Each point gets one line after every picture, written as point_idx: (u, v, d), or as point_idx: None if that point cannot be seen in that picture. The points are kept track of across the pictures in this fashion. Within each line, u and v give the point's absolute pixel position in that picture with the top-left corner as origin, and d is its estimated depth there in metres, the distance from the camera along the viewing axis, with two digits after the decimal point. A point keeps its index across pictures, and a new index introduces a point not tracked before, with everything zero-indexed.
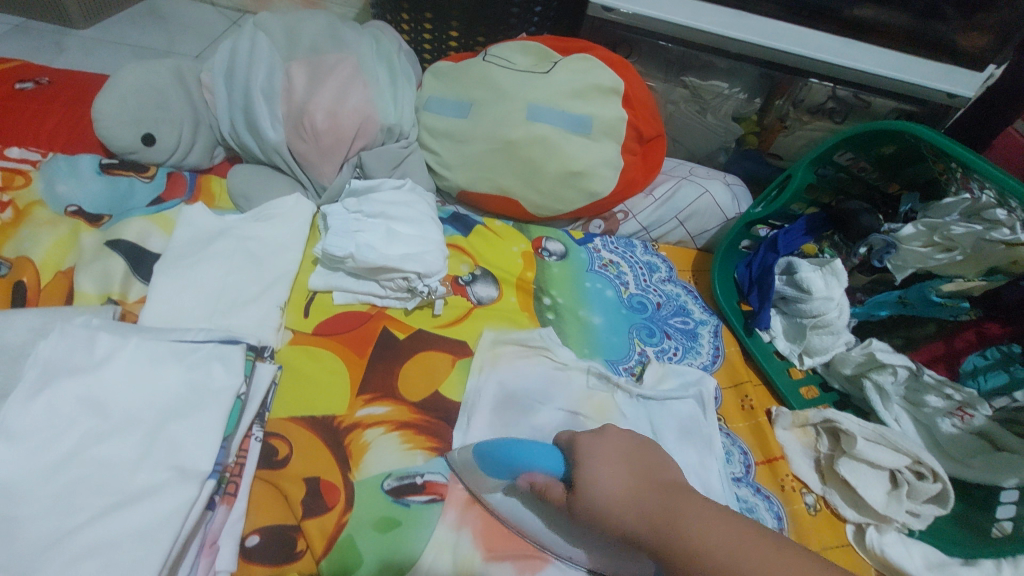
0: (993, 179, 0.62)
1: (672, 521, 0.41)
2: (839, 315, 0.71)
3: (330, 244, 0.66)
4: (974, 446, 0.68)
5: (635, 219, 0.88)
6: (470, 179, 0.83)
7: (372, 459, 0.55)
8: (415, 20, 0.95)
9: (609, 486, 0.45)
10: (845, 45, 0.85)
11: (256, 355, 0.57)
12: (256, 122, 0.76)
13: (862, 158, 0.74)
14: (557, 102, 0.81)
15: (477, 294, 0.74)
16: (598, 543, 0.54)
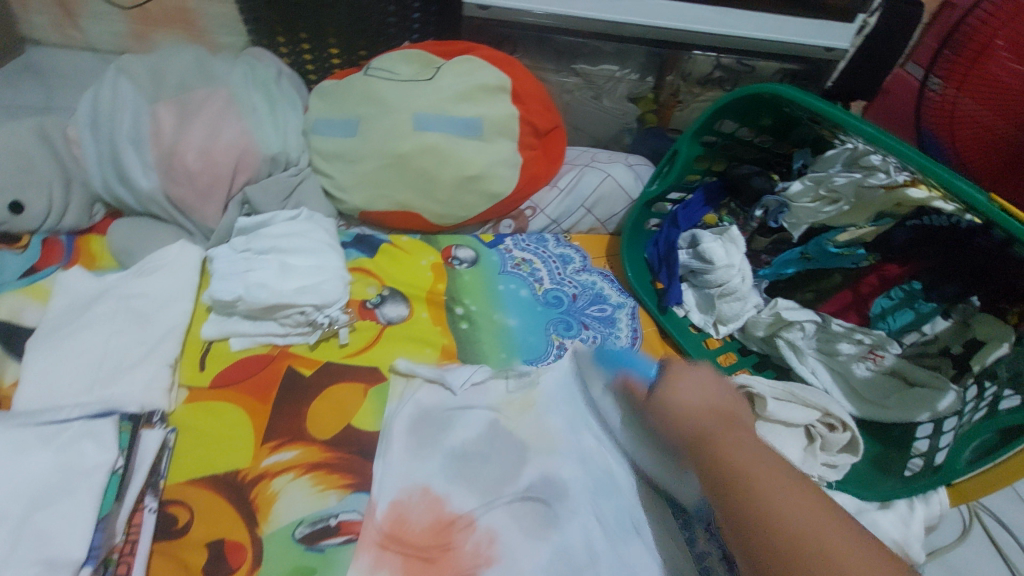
0: (869, 138, 0.59)
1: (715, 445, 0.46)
2: (743, 281, 0.73)
3: (217, 290, 0.64)
4: (887, 386, 0.70)
5: (543, 213, 0.87)
6: (366, 199, 0.80)
7: (282, 509, 0.53)
8: (292, 42, 0.91)
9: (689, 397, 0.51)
10: (721, 15, 0.86)
11: (136, 422, 0.55)
12: (126, 172, 0.71)
13: (742, 123, 0.74)
14: (442, 107, 0.79)
15: (388, 317, 0.72)
16: (529, 546, 0.54)
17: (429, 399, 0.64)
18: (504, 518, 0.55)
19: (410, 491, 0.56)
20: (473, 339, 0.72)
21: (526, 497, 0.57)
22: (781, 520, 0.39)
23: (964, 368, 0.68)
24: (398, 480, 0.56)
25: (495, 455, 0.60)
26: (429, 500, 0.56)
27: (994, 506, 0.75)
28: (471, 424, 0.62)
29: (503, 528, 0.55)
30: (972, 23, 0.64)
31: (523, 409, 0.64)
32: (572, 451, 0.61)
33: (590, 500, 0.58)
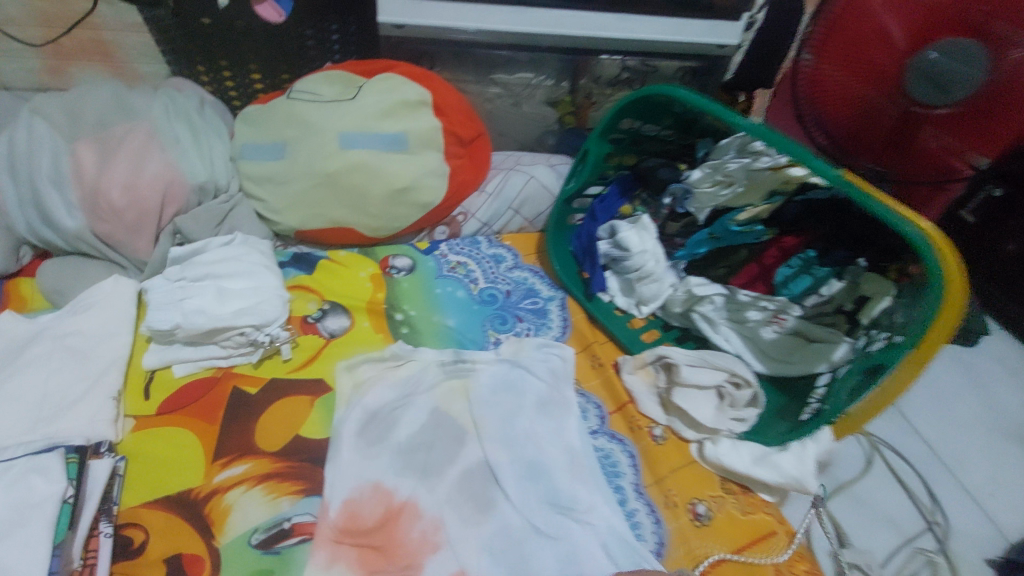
0: (754, 133, 0.64)
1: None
2: (656, 263, 0.80)
3: (153, 320, 0.65)
4: (791, 345, 0.78)
5: (474, 218, 0.92)
6: (300, 218, 0.83)
7: (237, 520, 0.56)
8: (213, 70, 0.93)
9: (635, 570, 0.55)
10: (619, 20, 0.92)
11: (82, 454, 0.57)
12: (50, 214, 0.73)
13: (643, 120, 0.80)
14: (366, 125, 0.82)
15: (330, 329, 0.75)
16: (469, 526, 0.59)
17: (373, 403, 0.67)
18: (445, 504, 0.60)
19: (361, 489, 0.60)
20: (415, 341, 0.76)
21: (469, 481, 0.62)
22: None
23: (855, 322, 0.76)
24: (348, 483, 0.60)
25: (439, 445, 0.64)
26: (379, 496, 0.59)
27: (893, 443, 0.85)
28: (416, 419, 0.66)
29: (448, 512, 0.59)
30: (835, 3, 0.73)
31: (463, 400, 0.69)
32: (509, 434, 0.66)
33: (530, 473, 0.63)
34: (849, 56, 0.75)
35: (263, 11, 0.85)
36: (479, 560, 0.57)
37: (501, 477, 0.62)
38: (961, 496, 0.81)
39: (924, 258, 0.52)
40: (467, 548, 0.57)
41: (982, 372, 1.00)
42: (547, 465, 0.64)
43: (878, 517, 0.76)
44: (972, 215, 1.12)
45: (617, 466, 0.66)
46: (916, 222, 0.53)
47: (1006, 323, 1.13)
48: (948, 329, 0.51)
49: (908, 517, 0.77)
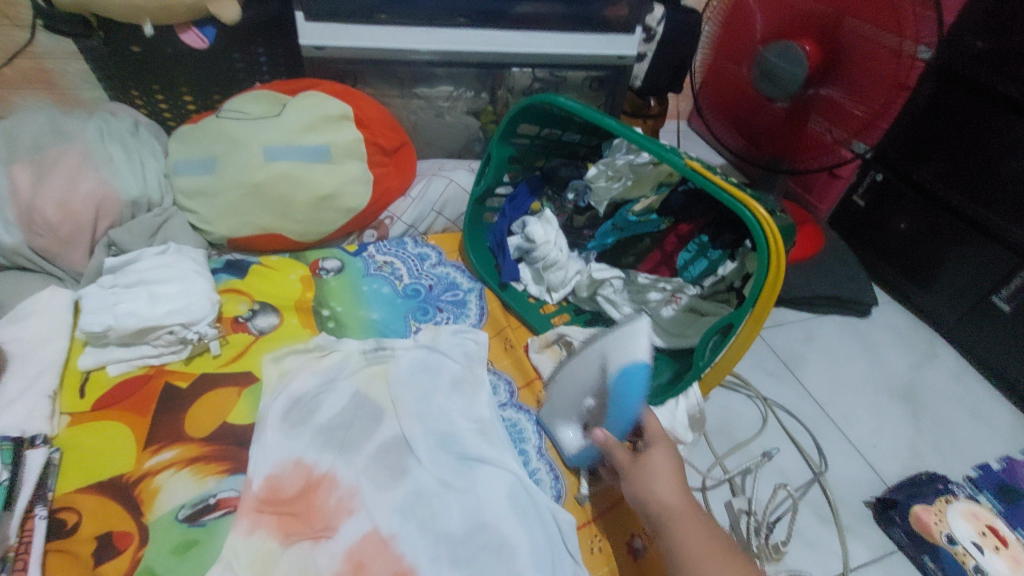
0: (623, 134, 0.73)
1: (682, 503, 0.55)
2: (560, 252, 0.89)
3: (86, 323, 0.71)
4: (685, 319, 0.86)
5: (400, 221, 0.99)
6: (231, 227, 0.89)
7: (164, 499, 0.62)
8: (146, 94, 0.98)
9: (659, 460, 0.59)
10: (525, 37, 1.02)
11: (19, 443, 0.62)
12: None
13: (539, 125, 0.89)
14: (289, 139, 0.88)
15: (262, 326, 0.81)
16: (382, 492, 0.64)
17: (298, 391, 0.72)
18: (361, 475, 0.65)
19: (283, 466, 0.65)
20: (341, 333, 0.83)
21: (384, 453, 0.68)
22: (692, 539, 0.52)
23: (744, 298, 0.82)
24: (270, 462, 0.65)
25: (358, 424, 0.70)
26: (300, 471, 0.65)
27: (786, 404, 0.94)
28: (337, 402, 0.72)
29: (364, 481, 0.65)
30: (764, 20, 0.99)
31: (381, 383, 0.75)
32: (423, 410, 0.72)
33: (441, 443, 0.69)
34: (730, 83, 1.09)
35: (187, 38, 0.90)
36: (390, 520, 0.62)
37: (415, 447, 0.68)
38: (847, 447, 0.89)
39: (755, 238, 0.61)
40: (380, 512, 0.63)
41: (874, 338, 1.10)
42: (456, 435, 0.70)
43: (772, 470, 0.83)
44: (862, 199, 1.26)
45: (522, 433, 0.74)
46: (752, 207, 0.62)
47: (901, 297, 1.22)
48: (773, 287, 0.60)
49: (798, 467, 0.84)
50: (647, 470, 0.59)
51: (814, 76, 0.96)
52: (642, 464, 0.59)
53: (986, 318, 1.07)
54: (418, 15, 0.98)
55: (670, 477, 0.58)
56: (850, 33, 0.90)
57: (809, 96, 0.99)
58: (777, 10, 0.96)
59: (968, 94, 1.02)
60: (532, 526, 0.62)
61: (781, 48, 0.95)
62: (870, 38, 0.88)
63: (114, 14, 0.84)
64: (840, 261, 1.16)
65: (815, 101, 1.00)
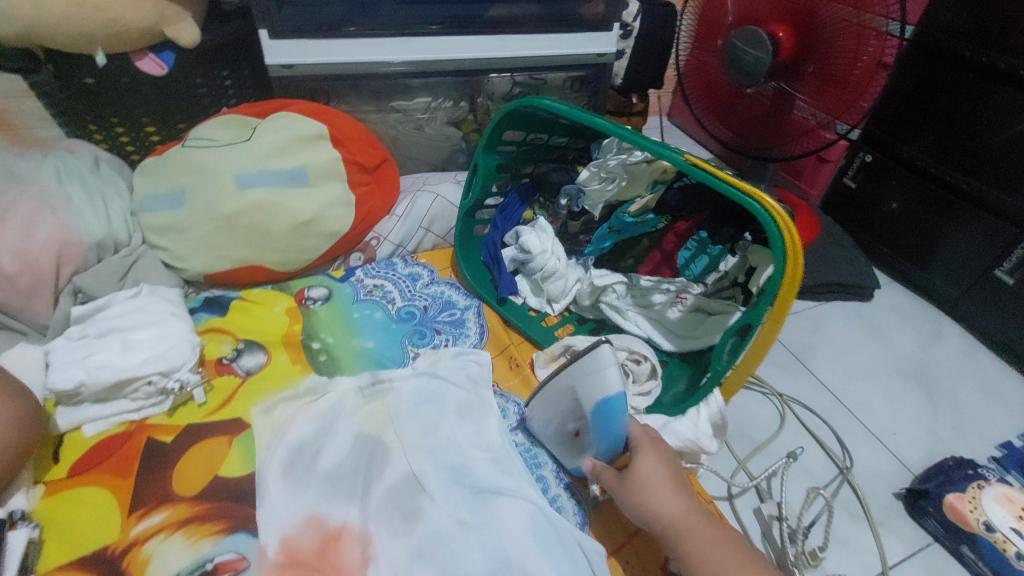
0: (614, 133, 0.70)
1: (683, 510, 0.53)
2: (558, 261, 0.86)
3: (54, 381, 0.65)
4: (694, 320, 0.82)
5: (387, 241, 0.95)
6: (206, 262, 0.83)
7: (156, 569, 0.56)
8: (105, 128, 0.92)
9: (649, 467, 0.57)
10: (501, 41, 0.98)
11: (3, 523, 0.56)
12: None
13: (525, 131, 0.86)
14: (262, 164, 0.83)
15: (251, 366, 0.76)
16: (400, 539, 0.59)
17: (295, 437, 0.67)
18: (377, 523, 0.60)
19: (292, 525, 0.60)
20: (335, 367, 0.78)
21: (396, 494, 0.63)
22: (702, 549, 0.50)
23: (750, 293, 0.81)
24: (277, 523, 0.60)
25: (367, 465, 0.65)
26: (311, 526, 0.60)
27: (802, 398, 0.91)
28: (340, 445, 0.67)
29: (381, 528, 0.60)
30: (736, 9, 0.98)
31: (385, 419, 0.70)
32: (432, 443, 0.67)
33: (455, 478, 0.64)
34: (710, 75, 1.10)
35: (145, 65, 0.85)
36: (410, 568, 0.57)
37: (429, 484, 0.63)
38: (868, 436, 0.87)
39: (768, 234, 0.58)
40: (402, 563, 0.58)
41: (879, 321, 1.09)
42: (471, 467, 0.66)
43: (796, 469, 0.80)
44: (853, 180, 1.24)
45: (538, 457, 0.70)
46: (759, 198, 0.59)
47: (900, 276, 1.21)
48: (792, 284, 0.57)
49: (822, 463, 0.81)
50: (640, 481, 0.56)
51: (794, 59, 0.94)
52: (635, 476, 0.57)
53: (988, 291, 1.05)
54: (388, 25, 0.93)
55: (665, 483, 0.55)
56: (823, 15, 0.89)
57: (792, 80, 0.97)
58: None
59: (950, 67, 1.01)
60: (560, 559, 0.58)
61: (748, 33, 0.94)
62: (845, 18, 0.87)
63: (62, 45, 0.78)
64: (837, 245, 1.15)
65: (800, 83, 0.97)
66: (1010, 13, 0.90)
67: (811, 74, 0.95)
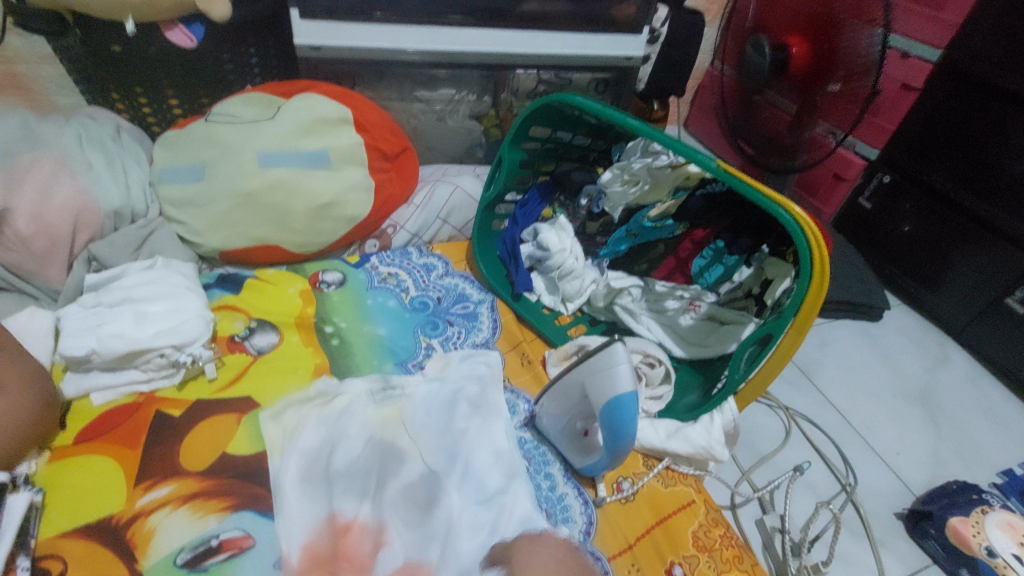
0: (644, 134, 0.70)
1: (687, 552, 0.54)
2: (576, 260, 0.86)
3: (66, 347, 0.64)
4: (706, 328, 0.82)
5: (404, 229, 0.95)
6: (223, 238, 0.83)
7: (160, 542, 0.56)
8: (128, 98, 0.92)
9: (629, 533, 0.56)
10: (531, 37, 0.98)
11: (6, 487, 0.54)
12: None
13: (550, 128, 0.85)
14: (285, 144, 0.83)
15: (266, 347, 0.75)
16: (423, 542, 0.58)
17: (308, 433, 0.66)
18: (399, 527, 0.59)
19: (312, 528, 0.58)
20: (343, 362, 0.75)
21: (412, 493, 0.62)
22: None
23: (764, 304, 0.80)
24: (296, 526, 0.58)
25: (381, 467, 0.63)
26: (331, 530, 0.58)
27: (808, 413, 0.91)
28: (353, 445, 0.65)
29: (403, 532, 0.58)
30: (762, 19, 0.98)
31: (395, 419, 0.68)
32: (448, 444, 0.66)
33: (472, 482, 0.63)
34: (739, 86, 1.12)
35: (174, 36, 0.84)
36: (431, 565, 0.56)
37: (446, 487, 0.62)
38: (872, 457, 0.87)
39: (797, 245, 0.58)
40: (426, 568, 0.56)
41: (887, 342, 1.09)
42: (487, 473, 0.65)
43: (801, 483, 0.80)
44: (868, 201, 1.25)
45: (547, 456, 0.69)
46: (789, 207, 0.59)
47: (908, 298, 1.22)
48: (818, 295, 0.56)
49: (827, 480, 0.81)
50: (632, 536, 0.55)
51: (815, 75, 0.92)
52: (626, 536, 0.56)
53: (999, 320, 1.06)
54: (420, 13, 0.93)
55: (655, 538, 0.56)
56: (838, 38, 0.87)
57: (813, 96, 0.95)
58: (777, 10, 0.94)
59: (977, 92, 1.01)
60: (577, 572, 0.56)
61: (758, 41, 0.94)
62: (861, 45, 0.85)
63: (92, 11, 0.78)
64: (850, 264, 1.15)
65: (821, 101, 0.95)
66: None
67: (832, 94, 0.93)
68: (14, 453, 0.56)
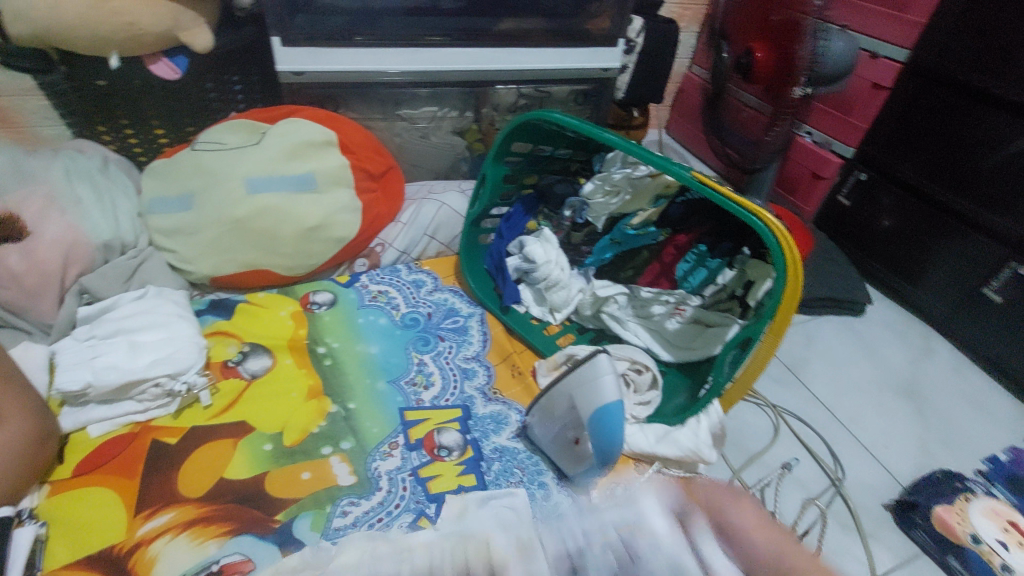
0: (622, 147, 0.72)
1: None
2: (562, 271, 0.88)
3: (62, 382, 0.65)
4: (693, 331, 0.84)
5: (392, 247, 0.97)
6: (213, 265, 0.84)
7: (162, 569, 0.56)
8: (115, 130, 0.93)
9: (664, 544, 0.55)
10: (509, 53, 1.00)
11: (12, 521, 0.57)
12: None
13: (531, 143, 0.87)
14: (271, 169, 0.84)
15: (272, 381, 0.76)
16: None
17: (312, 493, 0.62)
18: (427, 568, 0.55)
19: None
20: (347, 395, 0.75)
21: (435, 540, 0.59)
22: None
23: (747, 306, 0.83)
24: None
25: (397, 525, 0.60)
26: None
27: (796, 410, 0.93)
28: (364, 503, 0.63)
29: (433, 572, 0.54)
30: (739, 32, 1.02)
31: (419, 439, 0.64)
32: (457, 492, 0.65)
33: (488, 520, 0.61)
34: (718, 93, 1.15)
35: (158, 69, 0.86)
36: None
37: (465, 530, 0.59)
38: (861, 450, 0.88)
39: (769, 248, 0.60)
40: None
41: (870, 335, 1.11)
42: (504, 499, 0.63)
43: (789, 480, 0.82)
44: (846, 198, 1.27)
45: (539, 465, 0.71)
46: (761, 215, 0.61)
47: (891, 292, 1.24)
48: (793, 296, 0.58)
49: (816, 475, 0.83)
50: None
51: (770, 86, 0.96)
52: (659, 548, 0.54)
53: (978, 310, 1.08)
54: (399, 35, 0.95)
55: None
56: (796, 45, 0.89)
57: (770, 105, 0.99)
58: (752, 23, 0.99)
59: (945, 89, 1.04)
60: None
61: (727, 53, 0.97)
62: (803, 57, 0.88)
63: (76, 48, 0.80)
64: (831, 261, 1.17)
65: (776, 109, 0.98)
66: (1008, 40, 0.93)
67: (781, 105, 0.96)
68: (17, 489, 0.58)
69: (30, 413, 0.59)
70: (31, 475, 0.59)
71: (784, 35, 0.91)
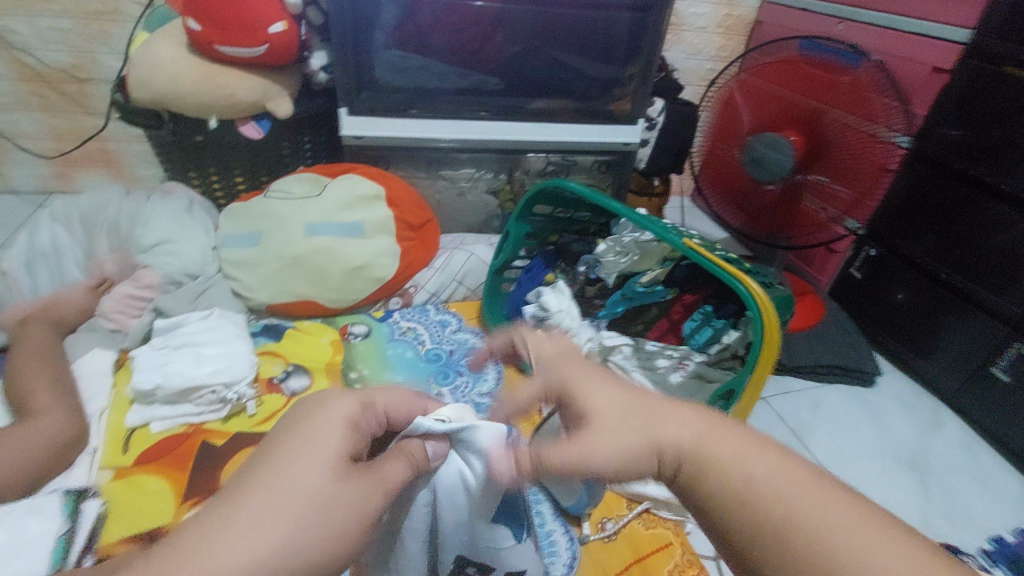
0: (631, 216, 0.86)
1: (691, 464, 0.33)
2: (572, 319, 0.93)
3: (137, 382, 0.78)
4: (693, 386, 0.88)
5: (424, 289, 1.09)
6: (271, 294, 0.97)
7: None
8: (203, 176, 1.11)
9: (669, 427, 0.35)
10: (540, 127, 1.15)
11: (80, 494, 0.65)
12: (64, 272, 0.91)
13: (553, 208, 1.01)
14: (328, 215, 0.98)
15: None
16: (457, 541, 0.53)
17: None
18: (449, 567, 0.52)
19: None
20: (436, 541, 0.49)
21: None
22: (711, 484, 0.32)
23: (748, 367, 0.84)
24: None
25: None
26: None
27: None
28: None
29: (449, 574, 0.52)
30: (755, 109, 1.11)
31: None
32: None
33: None
34: (723, 162, 1.22)
35: (245, 130, 1.04)
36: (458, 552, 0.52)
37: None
38: None
39: (750, 308, 0.71)
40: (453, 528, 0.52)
41: (880, 407, 1.15)
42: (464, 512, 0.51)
43: None
44: (859, 271, 1.33)
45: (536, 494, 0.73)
46: (745, 283, 0.72)
47: (903, 364, 1.26)
48: (770, 355, 0.69)
49: None
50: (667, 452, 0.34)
51: (803, 161, 1.07)
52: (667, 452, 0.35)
53: (984, 389, 1.09)
54: (445, 108, 1.10)
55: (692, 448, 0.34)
56: (869, 106, 0.99)
57: (800, 180, 1.10)
58: (765, 106, 1.09)
59: (942, 175, 1.11)
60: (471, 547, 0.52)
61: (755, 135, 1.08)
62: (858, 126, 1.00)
63: (183, 110, 0.98)
64: (843, 332, 1.25)
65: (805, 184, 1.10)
66: (995, 136, 1.00)
67: (830, 167, 1.06)
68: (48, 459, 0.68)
69: (68, 419, 0.72)
70: (72, 449, 0.71)
71: (812, 116, 1.03)
